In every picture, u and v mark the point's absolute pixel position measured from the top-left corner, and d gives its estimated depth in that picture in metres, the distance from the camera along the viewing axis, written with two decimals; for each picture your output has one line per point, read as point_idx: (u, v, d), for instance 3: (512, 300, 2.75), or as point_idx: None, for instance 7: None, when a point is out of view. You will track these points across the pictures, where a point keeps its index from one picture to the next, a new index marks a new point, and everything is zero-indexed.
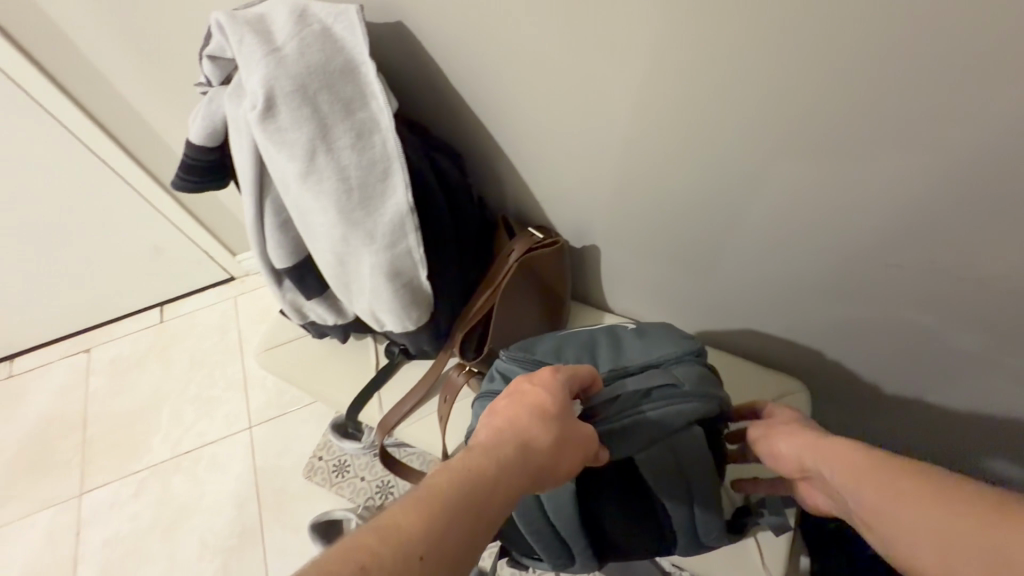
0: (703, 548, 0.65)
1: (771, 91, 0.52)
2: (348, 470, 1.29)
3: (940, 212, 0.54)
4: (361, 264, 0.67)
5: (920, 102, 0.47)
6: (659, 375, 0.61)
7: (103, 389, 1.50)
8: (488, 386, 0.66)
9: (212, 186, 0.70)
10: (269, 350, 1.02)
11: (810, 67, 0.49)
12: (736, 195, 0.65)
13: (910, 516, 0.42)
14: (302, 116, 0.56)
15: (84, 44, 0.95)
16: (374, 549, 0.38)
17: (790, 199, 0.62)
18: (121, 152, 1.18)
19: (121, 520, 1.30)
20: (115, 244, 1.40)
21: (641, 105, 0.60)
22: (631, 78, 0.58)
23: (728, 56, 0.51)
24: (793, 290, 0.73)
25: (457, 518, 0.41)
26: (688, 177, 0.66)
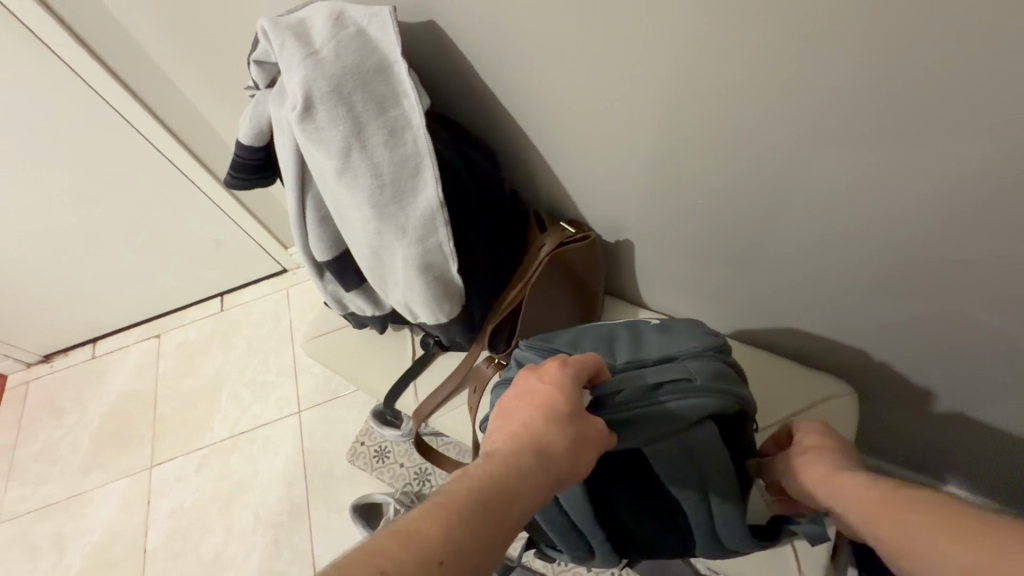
0: (725, 547, 0.65)
1: (811, 75, 0.50)
2: (388, 456, 1.34)
3: (1004, 201, 0.50)
4: (394, 258, 0.69)
5: (979, 81, 0.43)
6: (674, 368, 0.61)
7: (171, 371, 1.63)
8: (505, 373, 0.67)
9: (260, 184, 0.74)
10: (314, 339, 1.07)
11: (854, 47, 0.46)
12: (775, 188, 0.62)
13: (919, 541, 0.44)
14: (338, 115, 0.58)
15: (153, 53, 1.03)
16: (394, 554, 0.39)
17: (835, 190, 0.59)
18: (186, 151, 1.27)
19: (186, 492, 1.42)
20: (181, 237, 1.51)
21: (673, 95, 0.59)
22: (663, 69, 0.57)
23: (764, 40, 0.49)
24: (840, 287, 0.69)
25: (475, 524, 0.43)
26: (724, 170, 0.64)
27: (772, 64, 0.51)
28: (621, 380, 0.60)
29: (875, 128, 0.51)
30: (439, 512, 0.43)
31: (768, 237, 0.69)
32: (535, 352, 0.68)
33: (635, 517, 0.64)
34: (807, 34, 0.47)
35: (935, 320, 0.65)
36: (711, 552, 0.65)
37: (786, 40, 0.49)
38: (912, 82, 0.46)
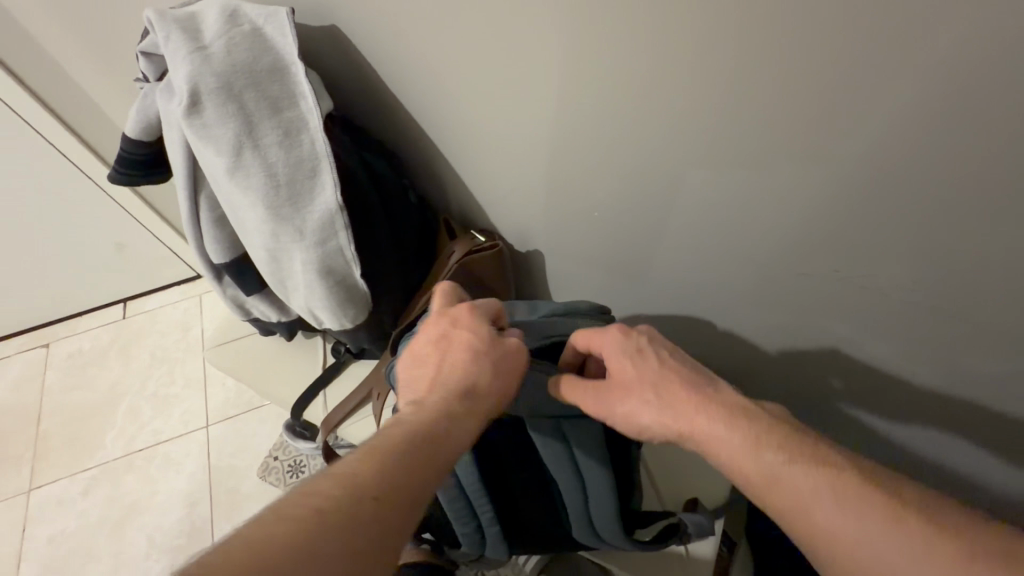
0: (602, 541, 0.66)
1: (677, 103, 0.54)
2: (302, 471, 1.29)
3: (839, 227, 0.56)
4: (293, 260, 0.68)
5: (808, 122, 0.49)
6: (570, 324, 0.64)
7: (60, 384, 1.48)
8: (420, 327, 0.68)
9: (150, 180, 0.70)
10: (218, 347, 1.02)
11: (709, 84, 0.51)
12: (658, 206, 0.67)
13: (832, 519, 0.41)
14: (226, 112, 0.57)
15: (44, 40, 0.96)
16: (329, 493, 0.38)
17: (708, 212, 0.64)
18: (84, 148, 1.18)
19: (69, 517, 1.29)
20: (77, 239, 1.39)
21: (562, 116, 0.62)
22: (551, 90, 0.60)
23: (634, 71, 0.53)
24: (723, 302, 0.75)
25: (407, 466, 0.42)
26: (615, 187, 0.68)
27: (642, 96, 0.55)
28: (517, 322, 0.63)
29: (733, 158, 0.56)
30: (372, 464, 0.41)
31: (660, 251, 0.73)
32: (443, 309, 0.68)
33: (525, 503, 0.66)
34: (671, 71, 0.52)
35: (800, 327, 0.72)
36: (591, 542, 0.67)
37: (651, 71, 0.52)
38: (755, 121, 0.51)
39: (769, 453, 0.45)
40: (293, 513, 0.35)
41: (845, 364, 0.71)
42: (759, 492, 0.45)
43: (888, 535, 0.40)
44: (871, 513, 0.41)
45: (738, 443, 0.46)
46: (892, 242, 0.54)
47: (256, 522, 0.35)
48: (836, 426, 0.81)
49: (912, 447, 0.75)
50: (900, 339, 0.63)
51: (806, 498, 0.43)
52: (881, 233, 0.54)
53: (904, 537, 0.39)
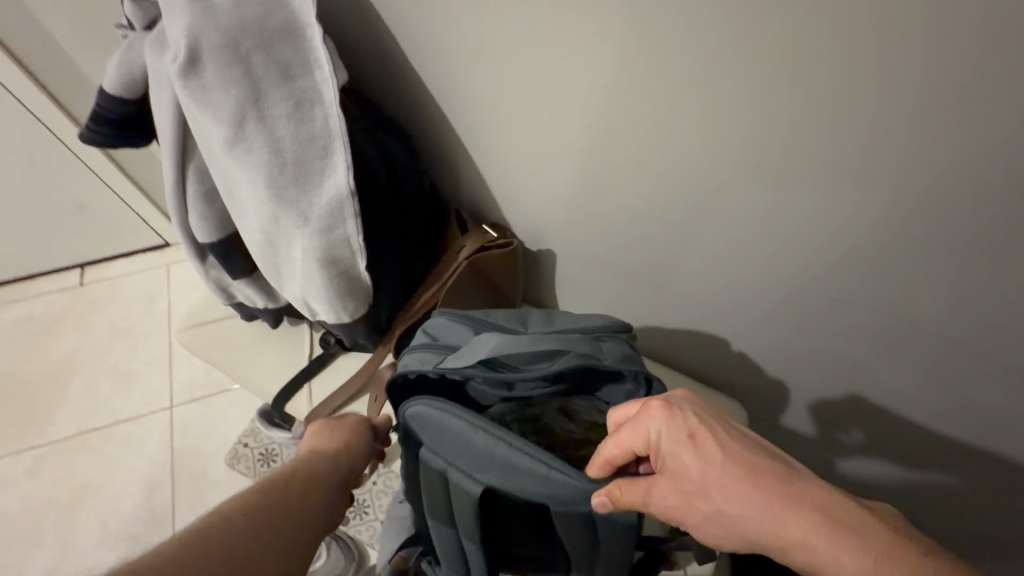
0: None
1: (738, 114, 0.49)
2: (275, 460, 1.22)
3: (892, 260, 0.53)
4: (293, 247, 0.61)
5: (885, 149, 0.45)
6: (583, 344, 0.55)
7: (5, 352, 1.36)
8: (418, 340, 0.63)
9: (128, 143, 0.62)
10: (192, 329, 0.94)
11: (778, 98, 0.46)
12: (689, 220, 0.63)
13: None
14: (230, 75, 0.49)
15: None
16: (200, 528, 0.47)
17: (742, 234, 0.60)
18: (42, 94, 1.06)
19: (12, 499, 1.18)
20: (29, 195, 1.26)
21: (601, 115, 0.56)
22: (593, 85, 0.54)
23: (695, 75, 0.48)
24: (742, 321, 0.72)
25: (266, 500, 0.52)
26: (643, 192, 0.63)
27: (698, 103, 0.50)
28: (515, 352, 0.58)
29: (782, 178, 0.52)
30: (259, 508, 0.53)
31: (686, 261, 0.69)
32: (448, 319, 0.63)
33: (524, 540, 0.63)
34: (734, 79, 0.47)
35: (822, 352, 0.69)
36: None
37: (715, 77, 0.47)
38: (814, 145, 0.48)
39: (804, 526, 0.39)
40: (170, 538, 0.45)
41: (860, 392, 0.69)
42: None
43: None
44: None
45: (794, 531, 0.39)
46: (948, 278, 0.51)
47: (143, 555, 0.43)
48: (838, 451, 0.80)
49: (918, 479, 0.75)
50: (929, 374, 0.61)
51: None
52: (937, 268, 0.51)
53: None
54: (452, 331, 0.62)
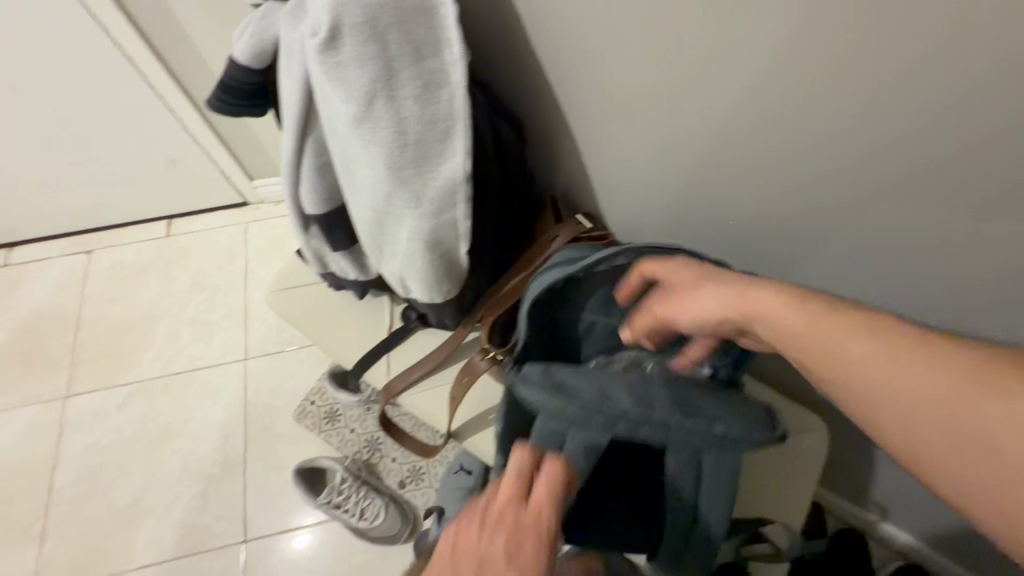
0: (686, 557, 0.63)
1: (906, 122, 0.45)
2: (338, 419, 1.28)
3: None
4: (400, 227, 0.61)
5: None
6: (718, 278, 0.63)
7: (100, 294, 1.46)
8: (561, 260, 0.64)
9: (250, 112, 0.63)
10: (279, 291, 0.97)
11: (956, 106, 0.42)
12: (811, 224, 0.60)
13: (884, 384, 0.34)
14: (366, 53, 0.49)
15: None
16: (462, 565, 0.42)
17: (871, 242, 0.57)
18: (150, 52, 1.11)
19: (104, 429, 1.29)
20: (128, 148, 1.33)
21: (732, 113, 0.54)
22: (730, 82, 0.51)
23: (858, 75, 0.44)
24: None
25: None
26: (762, 197, 0.60)
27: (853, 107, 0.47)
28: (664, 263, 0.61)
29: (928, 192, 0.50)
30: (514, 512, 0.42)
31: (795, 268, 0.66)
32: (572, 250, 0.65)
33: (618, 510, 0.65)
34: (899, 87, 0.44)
35: None
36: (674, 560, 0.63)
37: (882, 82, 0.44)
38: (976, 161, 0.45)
39: (812, 306, 0.39)
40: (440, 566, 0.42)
41: None
42: (800, 357, 0.39)
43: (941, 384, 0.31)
44: (947, 381, 0.31)
45: (768, 303, 0.41)
46: None
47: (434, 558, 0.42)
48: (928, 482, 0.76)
49: None
50: None
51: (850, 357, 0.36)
52: None
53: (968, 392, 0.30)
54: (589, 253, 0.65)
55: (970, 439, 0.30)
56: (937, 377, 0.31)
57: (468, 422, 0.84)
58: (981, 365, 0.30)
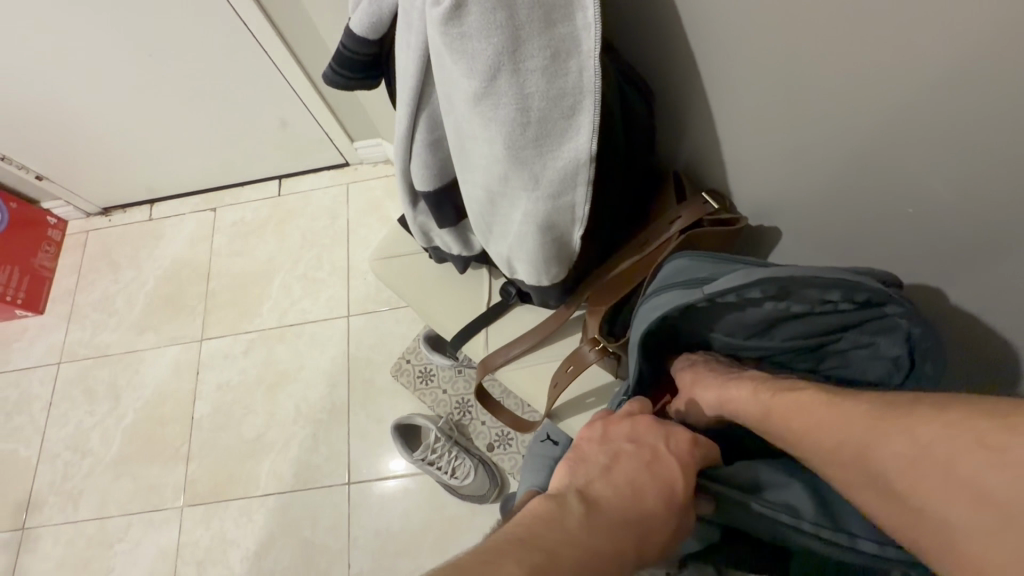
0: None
1: None
2: (431, 379, 1.33)
3: None
4: (513, 209, 0.58)
5: None
6: (880, 323, 0.56)
7: (225, 248, 1.60)
8: (685, 278, 0.60)
9: (362, 85, 0.62)
10: (382, 258, 0.99)
11: None
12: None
13: (901, 462, 0.42)
14: (493, 22, 0.44)
15: None
16: (586, 480, 0.49)
17: None
18: (264, 20, 1.13)
19: (232, 371, 1.45)
20: (246, 112, 1.40)
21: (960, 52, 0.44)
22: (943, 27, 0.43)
23: None
24: None
25: (605, 517, 0.44)
26: (963, 169, 0.51)
27: None
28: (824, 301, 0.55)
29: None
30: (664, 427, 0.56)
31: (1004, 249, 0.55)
32: (691, 260, 0.62)
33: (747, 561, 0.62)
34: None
35: None
36: None
37: None
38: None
39: (815, 409, 0.51)
40: (582, 468, 0.51)
41: None
42: (822, 454, 0.48)
43: (932, 447, 0.41)
44: (943, 438, 0.40)
45: (766, 403, 0.55)
46: None
47: (577, 467, 0.52)
48: None
49: None
50: None
51: (860, 445, 0.45)
52: None
53: (967, 451, 0.39)
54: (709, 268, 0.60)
55: (962, 485, 0.38)
56: (971, 472, 0.38)
57: (567, 405, 0.82)
58: (957, 427, 0.40)
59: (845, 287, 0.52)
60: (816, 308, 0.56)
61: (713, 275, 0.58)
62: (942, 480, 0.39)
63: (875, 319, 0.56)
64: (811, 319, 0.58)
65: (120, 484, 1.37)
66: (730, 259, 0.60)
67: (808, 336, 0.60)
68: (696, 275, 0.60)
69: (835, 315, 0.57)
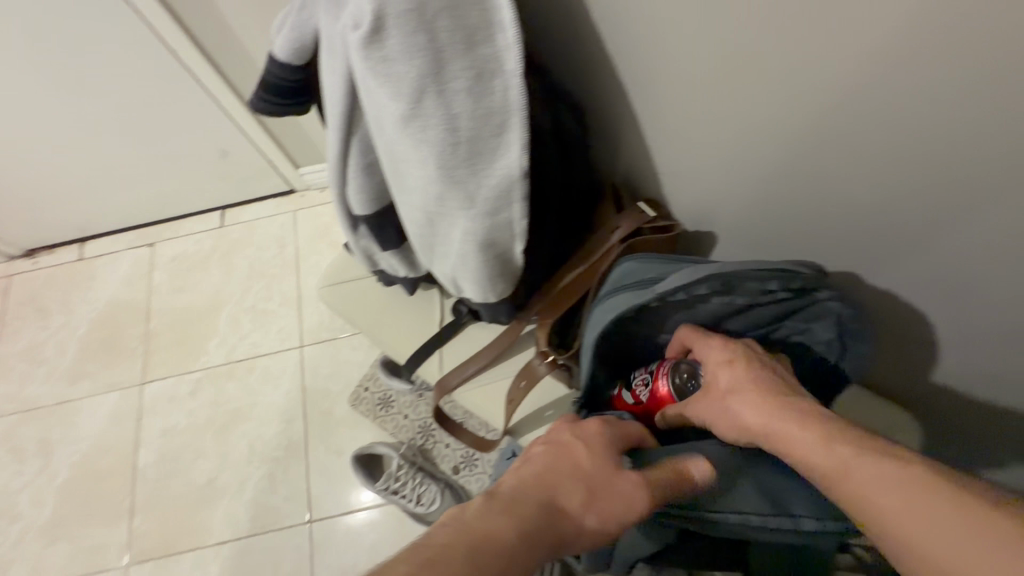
0: None
1: None
2: (392, 405, 1.30)
3: None
4: (452, 228, 0.58)
5: None
6: (818, 310, 0.58)
7: (165, 285, 1.52)
8: (634, 280, 0.61)
9: (292, 111, 0.60)
10: (330, 285, 0.97)
11: None
12: (941, 199, 0.51)
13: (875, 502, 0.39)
14: (415, 45, 0.44)
15: None
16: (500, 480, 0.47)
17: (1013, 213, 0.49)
18: (196, 50, 1.10)
19: (179, 414, 1.37)
20: (181, 143, 1.35)
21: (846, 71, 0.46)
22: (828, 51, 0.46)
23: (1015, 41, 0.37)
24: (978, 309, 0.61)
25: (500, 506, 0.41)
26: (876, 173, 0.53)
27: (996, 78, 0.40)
28: (768, 293, 0.57)
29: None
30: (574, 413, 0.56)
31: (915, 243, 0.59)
32: (637, 263, 0.63)
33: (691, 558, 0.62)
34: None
35: None
36: None
37: None
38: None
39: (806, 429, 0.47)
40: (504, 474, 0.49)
41: None
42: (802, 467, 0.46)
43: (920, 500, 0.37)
44: (933, 499, 0.37)
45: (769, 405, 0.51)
46: None
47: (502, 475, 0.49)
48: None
49: None
50: None
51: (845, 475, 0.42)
52: None
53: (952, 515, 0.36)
54: (655, 268, 0.61)
55: (922, 544, 0.36)
56: (944, 540, 0.35)
57: (524, 419, 0.81)
58: (954, 496, 0.37)
59: (784, 277, 0.54)
60: (757, 299, 0.57)
61: (661, 275, 0.60)
62: (909, 533, 0.37)
63: (810, 305, 0.58)
64: (756, 310, 0.60)
65: (55, 548, 1.26)
66: (673, 259, 0.62)
67: (749, 326, 0.62)
68: (652, 275, 0.60)
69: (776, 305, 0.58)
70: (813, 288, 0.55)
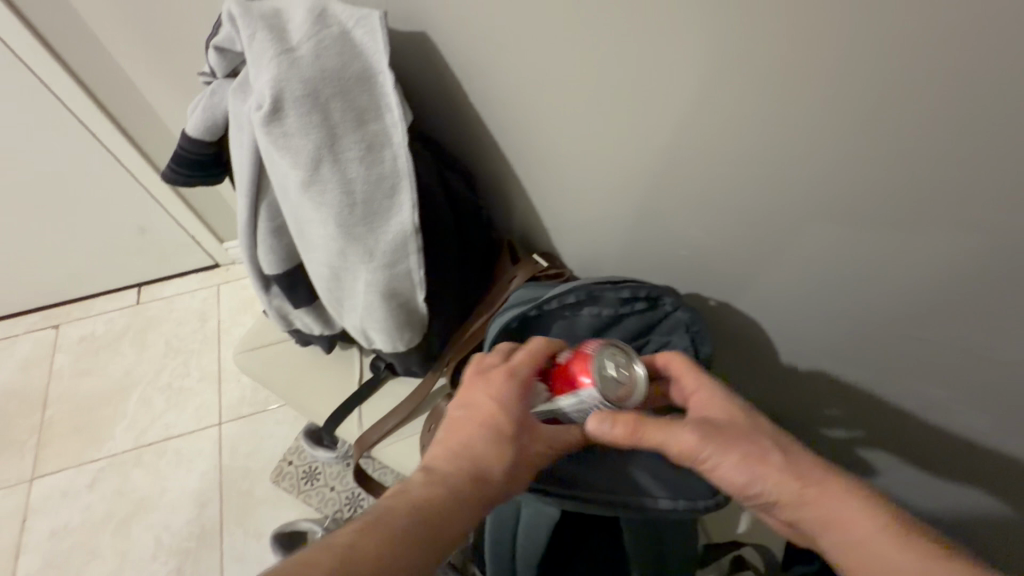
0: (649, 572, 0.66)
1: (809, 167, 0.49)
2: (317, 478, 1.24)
3: (947, 298, 0.51)
4: (356, 281, 0.63)
5: (942, 205, 0.45)
6: (674, 322, 0.66)
7: (69, 367, 1.43)
8: (518, 299, 0.68)
9: (204, 181, 0.66)
10: (247, 351, 0.97)
11: (847, 150, 0.46)
12: (752, 248, 0.61)
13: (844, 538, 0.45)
14: (310, 122, 0.52)
15: (97, 22, 0.94)
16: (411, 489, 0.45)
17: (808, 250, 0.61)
18: (118, 130, 1.15)
19: (73, 511, 1.24)
20: (97, 220, 1.34)
21: (652, 151, 0.57)
22: (637, 138, 0.57)
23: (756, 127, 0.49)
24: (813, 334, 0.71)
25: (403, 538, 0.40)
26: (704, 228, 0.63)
27: (753, 154, 0.51)
28: (629, 306, 0.65)
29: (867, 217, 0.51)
30: (488, 381, 0.52)
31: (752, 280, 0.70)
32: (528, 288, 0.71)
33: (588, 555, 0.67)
34: (801, 133, 0.47)
35: (874, 390, 0.68)
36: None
37: (781, 132, 0.48)
38: (894, 192, 0.46)
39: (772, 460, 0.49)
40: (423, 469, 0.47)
41: (916, 423, 0.67)
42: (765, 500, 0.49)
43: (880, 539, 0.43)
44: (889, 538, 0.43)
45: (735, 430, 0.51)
46: (1007, 317, 0.49)
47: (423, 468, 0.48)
48: (894, 485, 0.78)
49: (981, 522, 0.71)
50: (989, 412, 0.59)
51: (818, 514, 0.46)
52: (990, 308, 0.50)
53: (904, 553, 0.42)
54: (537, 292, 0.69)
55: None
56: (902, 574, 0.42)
57: None
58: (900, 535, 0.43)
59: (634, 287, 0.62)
60: (619, 310, 0.65)
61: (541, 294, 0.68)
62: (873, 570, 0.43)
63: (663, 319, 0.66)
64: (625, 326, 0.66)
65: None
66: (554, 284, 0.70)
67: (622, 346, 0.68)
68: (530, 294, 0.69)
69: (639, 320, 0.66)
70: (656, 296, 0.64)
